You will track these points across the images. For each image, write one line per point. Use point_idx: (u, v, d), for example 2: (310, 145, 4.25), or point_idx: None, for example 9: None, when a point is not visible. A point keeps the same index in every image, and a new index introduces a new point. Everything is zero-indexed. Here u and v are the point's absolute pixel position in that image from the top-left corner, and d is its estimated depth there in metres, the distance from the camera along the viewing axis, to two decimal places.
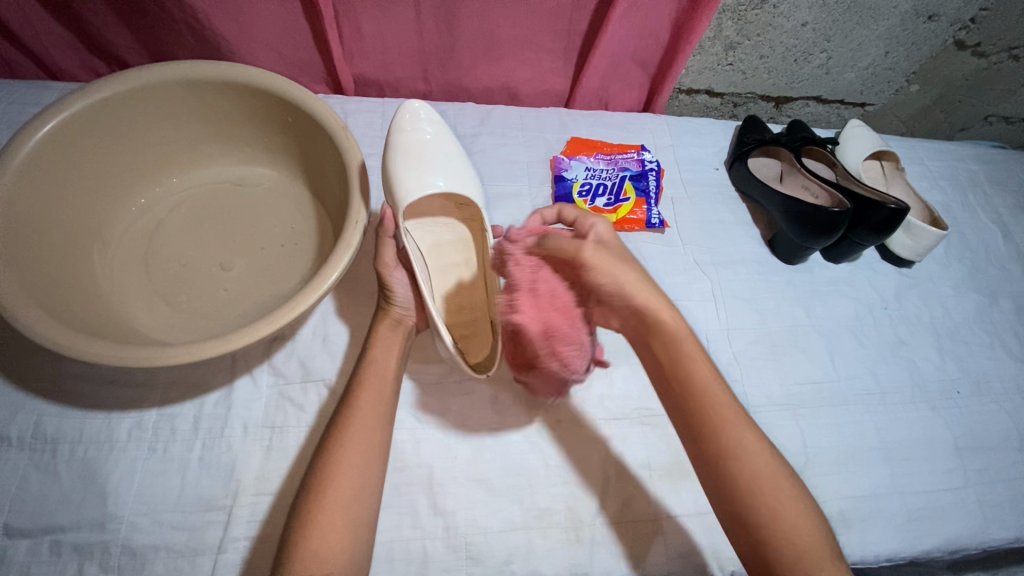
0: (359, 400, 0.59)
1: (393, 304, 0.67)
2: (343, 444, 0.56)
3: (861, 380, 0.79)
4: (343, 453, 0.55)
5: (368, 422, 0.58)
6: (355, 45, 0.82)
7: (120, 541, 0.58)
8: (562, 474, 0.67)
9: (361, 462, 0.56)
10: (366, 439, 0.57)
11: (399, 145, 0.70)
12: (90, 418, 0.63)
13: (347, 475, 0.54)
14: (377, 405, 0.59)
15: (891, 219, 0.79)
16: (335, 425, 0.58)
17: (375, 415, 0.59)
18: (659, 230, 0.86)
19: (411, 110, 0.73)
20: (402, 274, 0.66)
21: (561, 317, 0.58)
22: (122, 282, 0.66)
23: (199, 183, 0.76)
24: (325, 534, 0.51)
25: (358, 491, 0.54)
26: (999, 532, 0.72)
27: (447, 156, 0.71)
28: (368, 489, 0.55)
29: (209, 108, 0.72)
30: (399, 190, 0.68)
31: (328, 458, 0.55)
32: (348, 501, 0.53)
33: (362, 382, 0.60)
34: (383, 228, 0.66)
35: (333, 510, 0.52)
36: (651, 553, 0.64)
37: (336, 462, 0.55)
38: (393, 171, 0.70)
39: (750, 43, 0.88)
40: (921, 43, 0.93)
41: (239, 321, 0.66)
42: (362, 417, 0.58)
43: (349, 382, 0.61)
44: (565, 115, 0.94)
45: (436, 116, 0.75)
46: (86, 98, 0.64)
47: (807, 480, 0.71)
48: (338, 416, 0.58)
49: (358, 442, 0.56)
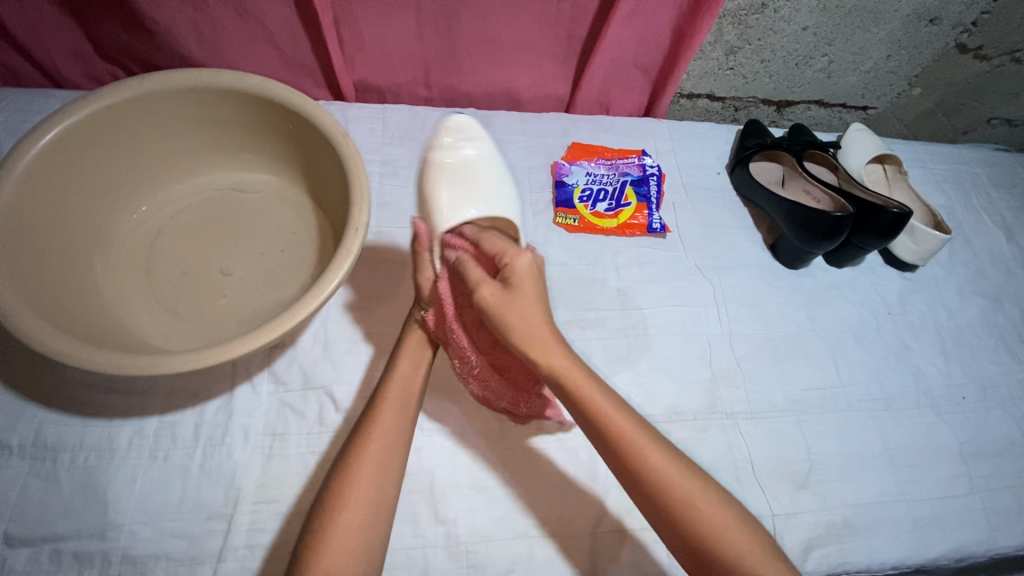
0: (380, 415, 0.59)
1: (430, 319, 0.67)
2: (359, 460, 0.56)
3: (865, 386, 0.79)
4: (357, 469, 0.55)
5: (386, 437, 0.58)
6: (357, 52, 0.82)
7: (120, 549, 0.57)
8: (563, 480, 0.66)
9: (376, 479, 0.55)
10: (382, 456, 0.57)
11: (438, 165, 0.70)
12: (90, 426, 0.62)
13: (363, 493, 0.54)
14: (397, 420, 0.59)
15: (894, 224, 0.78)
16: (355, 439, 0.58)
17: (397, 429, 0.59)
18: (660, 235, 0.86)
19: (452, 128, 0.72)
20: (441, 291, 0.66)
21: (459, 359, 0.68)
22: (123, 290, 0.66)
23: (200, 190, 0.76)
24: (336, 553, 0.51)
25: (372, 508, 0.54)
26: (1006, 539, 0.71)
27: (488, 179, 0.70)
28: (383, 507, 0.55)
29: (210, 115, 0.72)
30: (438, 212, 0.67)
31: (345, 474, 0.55)
32: (360, 518, 0.53)
33: (386, 397, 0.61)
34: (420, 243, 0.67)
35: (343, 526, 0.52)
36: (651, 561, 0.63)
37: (351, 479, 0.55)
38: (428, 191, 0.68)
39: (751, 47, 0.88)
40: (922, 46, 0.92)
41: (239, 328, 0.66)
42: (382, 433, 0.58)
43: (371, 398, 0.61)
44: (567, 120, 0.94)
45: (474, 129, 0.73)
46: (89, 106, 0.64)
47: (810, 487, 0.70)
48: (359, 431, 0.59)
49: (374, 459, 0.56)
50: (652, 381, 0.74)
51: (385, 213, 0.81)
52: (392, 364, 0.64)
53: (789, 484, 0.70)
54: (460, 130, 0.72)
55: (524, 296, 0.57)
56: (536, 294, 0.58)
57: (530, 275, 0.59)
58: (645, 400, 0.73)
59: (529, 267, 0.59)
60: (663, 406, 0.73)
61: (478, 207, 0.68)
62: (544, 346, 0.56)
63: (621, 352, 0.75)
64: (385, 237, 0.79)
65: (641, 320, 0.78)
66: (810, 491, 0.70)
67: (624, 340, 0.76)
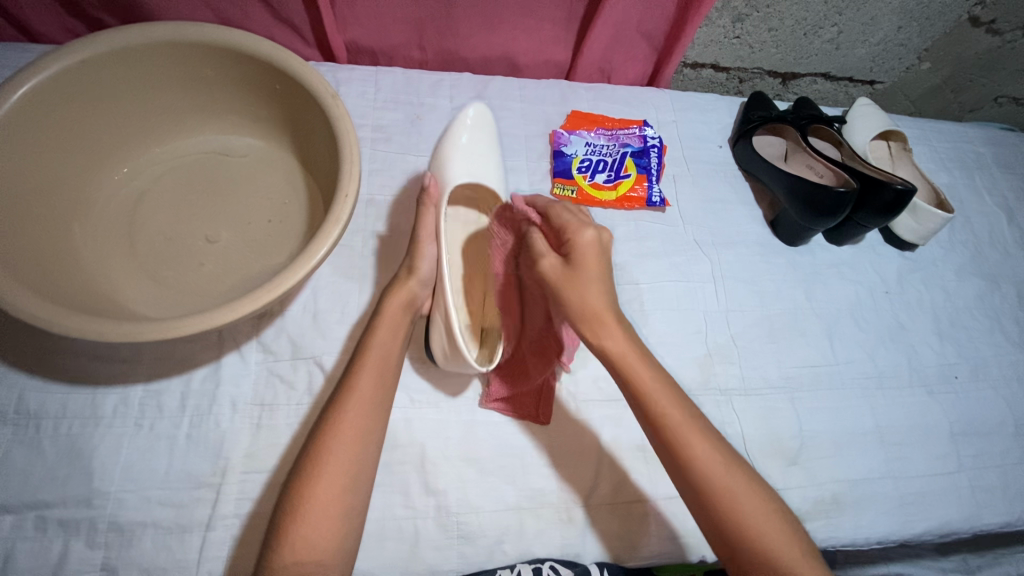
0: (358, 379, 0.57)
1: (415, 279, 0.64)
2: (337, 426, 0.55)
3: (859, 364, 0.78)
4: (335, 435, 0.54)
5: (364, 403, 0.56)
6: (348, 10, 0.79)
7: (107, 517, 0.57)
8: (554, 453, 0.66)
9: (354, 444, 0.54)
10: (360, 421, 0.55)
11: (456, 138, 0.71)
12: (74, 393, 0.61)
13: (340, 459, 0.53)
14: (376, 384, 0.58)
15: (897, 201, 0.77)
16: (332, 404, 0.56)
17: (375, 395, 0.57)
18: (659, 209, 0.84)
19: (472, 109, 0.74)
20: (434, 249, 0.64)
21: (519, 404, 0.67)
22: (104, 255, 0.64)
23: (184, 153, 0.73)
24: (317, 521, 0.51)
25: (352, 472, 0.53)
26: (990, 516, 0.72)
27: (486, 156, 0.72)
28: (362, 473, 0.54)
29: (193, 73, 0.69)
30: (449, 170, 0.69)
31: (321, 439, 0.54)
32: (341, 485, 0.53)
33: (363, 360, 0.59)
34: (428, 198, 0.66)
35: (328, 492, 0.52)
36: (641, 535, 0.64)
37: (328, 443, 0.54)
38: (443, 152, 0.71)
39: (761, 14, 0.85)
40: (935, 17, 0.90)
41: (226, 296, 0.64)
42: (359, 398, 0.56)
43: (349, 364, 0.59)
44: (566, 87, 0.91)
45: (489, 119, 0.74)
46: (62, 60, 0.60)
47: (800, 462, 0.71)
48: (336, 397, 0.57)
49: (352, 424, 0.55)
50: None
51: (375, 180, 0.78)
52: (372, 330, 0.61)
53: (781, 460, 0.70)
54: (482, 117, 0.73)
55: (588, 273, 0.60)
56: (601, 273, 0.61)
57: (597, 254, 0.61)
58: None
59: (592, 244, 0.62)
60: None
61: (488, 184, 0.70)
62: (604, 321, 0.59)
63: None
64: (377, 206, 0.76)
65: (637, 295, 0.77)
66: (801, 466, 0.70)
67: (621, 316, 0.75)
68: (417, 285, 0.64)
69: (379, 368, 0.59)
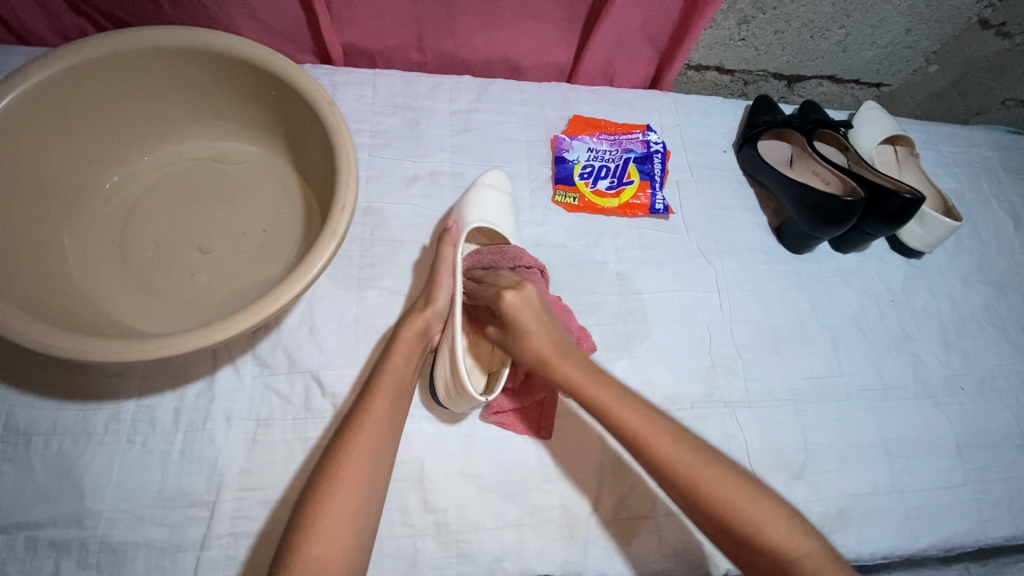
0: (373, 403, 0.56)
1: (429, 309, 0.63)
2: (351, 449, 0.53)
3: (865, 376, 0.77)
4: (347, 459, 0.53)
5: (378, 426, 0.55)
6: (344, 11, 0.76)
7: (99, 537, 0.56)
8: (556, 470, 0.65)
9: (366, 469, 0.53)
10: (374, 445, 0.54)
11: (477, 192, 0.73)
12: (64, 409, 0.60)
13: (352, 483, 0.52)
14: (391, 408, 0.57)
15: (904, 210, 0.76)
16: (345, 428, 0.55)
17: (389, 417, 0.56)
18: (663, 216, 0.82)
19: (494, 174, 0.77)
20: (450, 283, 0.64)
21: (523, 420, 0.66)
22: (94, 267, 0.62)
23: (176, 160, 0.71)
24: (329, 548, 0.49)
25: (364, 496, 0.52)
26: (995, 530, 0.72)
27: (502, 205, 0.74)
28: (372, 499, 0.53)
29: (185, 78, 0.67)
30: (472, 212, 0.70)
31: (333, 463, 0.53)
32: (351, 509, 0.51)
33: (378, 385, 0.58)
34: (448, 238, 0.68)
35: (338, 517, 0.50)
36: (645, 551, 0.63)
37: (340, 467, 0.52)
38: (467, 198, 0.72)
39: (767, 16, 0.83)
40: (944, 19, 0.88)
41: (219, 310, 0.62)
42: (373, 422, 0.55)
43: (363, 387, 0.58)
44: (567, 91, 0.89)
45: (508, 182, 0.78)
46: (50, 68, 0.58)
47: (806, 477, 0.70)
48: (348, 421, 0.56)
49: (365, 448, 0.54)
50: (651, 369, 0.72)
51: (373, 187, 0.76)
52: (388, 353, 0.61)
53: (785, 473, 0.69)
54: (503, 180, 0.77)
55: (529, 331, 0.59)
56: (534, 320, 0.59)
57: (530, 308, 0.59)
58: (643, 387, 0.71)
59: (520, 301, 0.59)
60: (661, 393, 0.71)
61: (504, 229, 0.71)
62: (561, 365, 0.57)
63: (619, 338, 0.73)
64: (375, 214, 0.75)
65: (640, 306, 0.76)
66: (806, 480, 0.69)
67: (623, 327, 0.74)
68: (434, 316, 0.63)
69: (393, 390, 0.58)
